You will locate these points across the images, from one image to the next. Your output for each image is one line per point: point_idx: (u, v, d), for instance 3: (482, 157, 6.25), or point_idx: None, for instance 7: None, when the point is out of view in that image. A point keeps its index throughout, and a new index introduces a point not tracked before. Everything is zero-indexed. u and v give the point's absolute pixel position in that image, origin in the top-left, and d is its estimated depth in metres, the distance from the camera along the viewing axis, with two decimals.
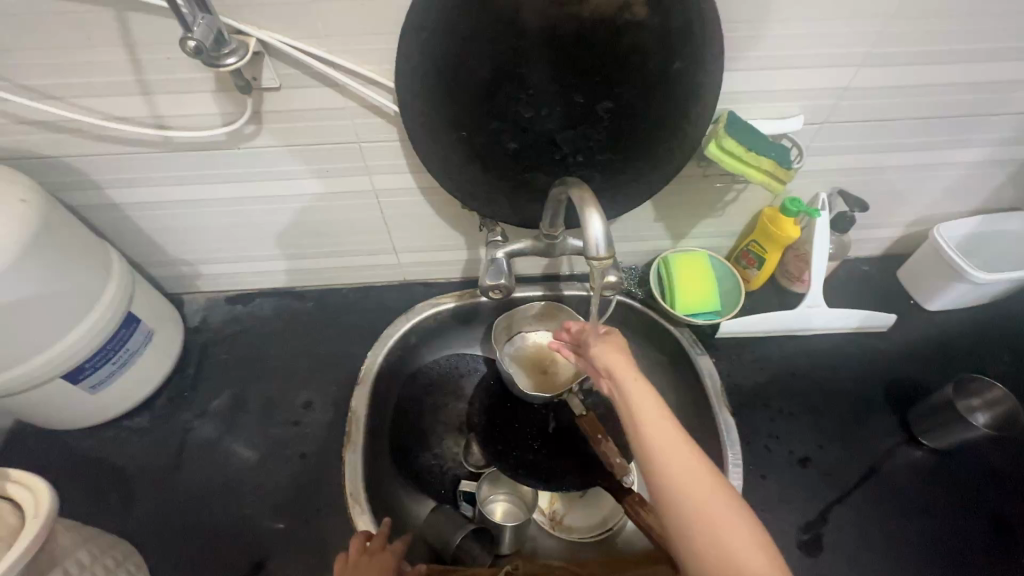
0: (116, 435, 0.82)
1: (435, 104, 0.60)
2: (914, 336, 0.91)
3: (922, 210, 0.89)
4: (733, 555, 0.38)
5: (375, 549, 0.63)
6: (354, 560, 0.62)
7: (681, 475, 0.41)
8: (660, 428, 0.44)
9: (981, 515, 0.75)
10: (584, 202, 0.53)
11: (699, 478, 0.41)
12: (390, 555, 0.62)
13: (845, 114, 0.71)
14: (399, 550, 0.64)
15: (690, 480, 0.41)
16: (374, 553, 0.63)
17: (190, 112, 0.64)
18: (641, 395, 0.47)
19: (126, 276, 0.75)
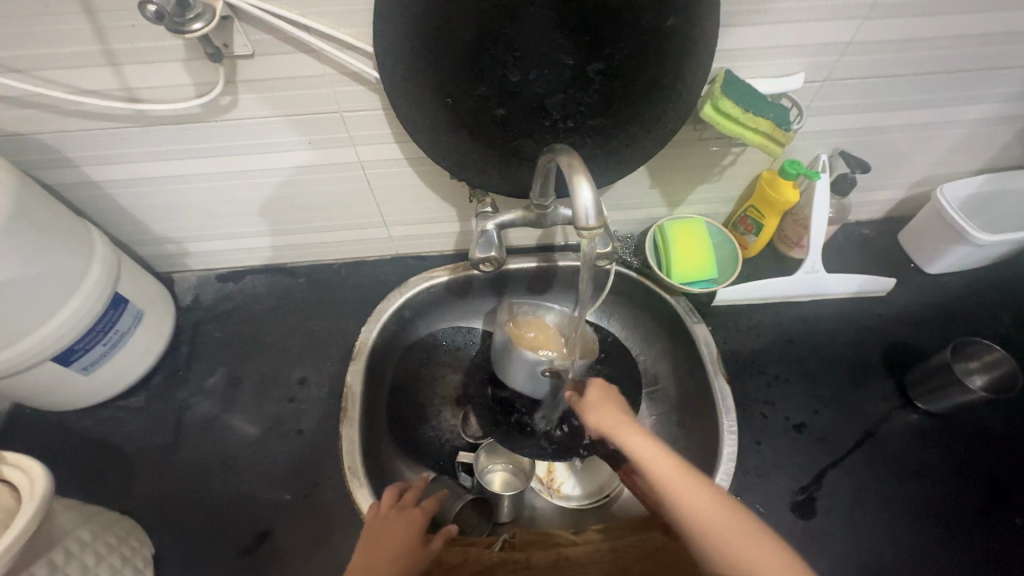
0: (114, 415, 0.82)
1: (418, 70, 0.57)
2: (913, 301, 0.90)
3: (925, 170, 0.87)
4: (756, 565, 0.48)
5: (406, 505, 0.67)
6: (384, 512, 0.66)
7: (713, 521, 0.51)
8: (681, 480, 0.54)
9: (976, 477, 0.76)
10: (573, 170, 0.51)
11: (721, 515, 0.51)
12: (418, 512, 0.65)
13: (848, 71, 0.67)
14: (428, 508, 0.67)
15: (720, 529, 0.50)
16: (403, 508, 0.67)
17: (162, 83, 0.61)
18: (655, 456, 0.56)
19: (111, 257, 0.73)
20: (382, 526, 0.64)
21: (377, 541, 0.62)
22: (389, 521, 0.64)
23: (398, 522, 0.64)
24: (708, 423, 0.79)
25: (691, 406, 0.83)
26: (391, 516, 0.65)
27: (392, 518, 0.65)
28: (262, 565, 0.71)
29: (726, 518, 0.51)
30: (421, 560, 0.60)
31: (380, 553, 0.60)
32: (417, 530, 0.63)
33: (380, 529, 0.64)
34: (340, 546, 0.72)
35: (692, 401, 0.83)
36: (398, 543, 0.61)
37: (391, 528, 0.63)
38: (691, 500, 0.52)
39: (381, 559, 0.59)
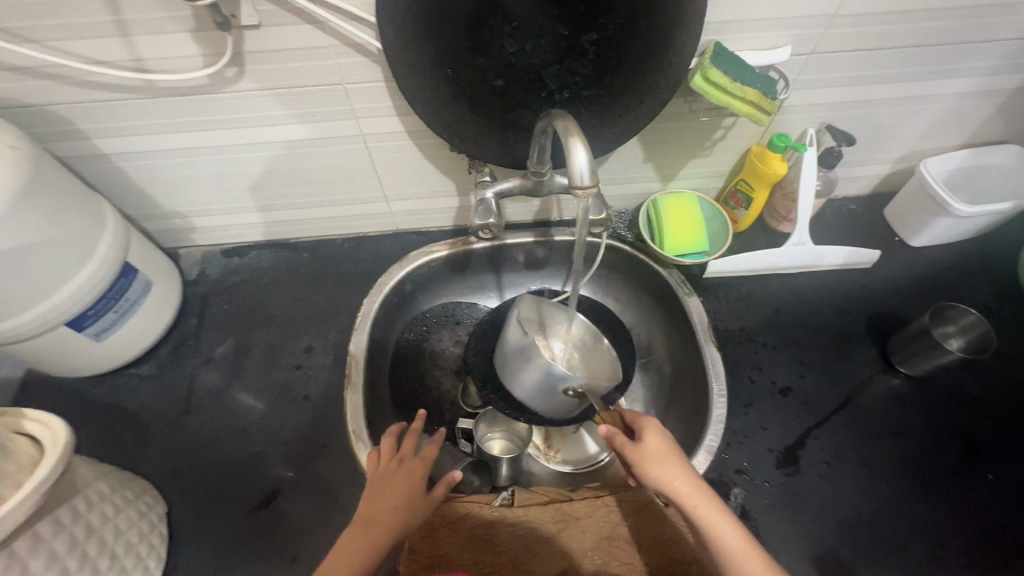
0: (125, 382, 0.85)
1: (419, 41, 0.59)
2: (896, 272, 0.93)
3: (910, 145, 0.90)
4: None
5: (409, 457, 0.67)
6: (386, 463, 0.67)
7: None
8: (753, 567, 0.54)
9: (952, 436, 0.79)
10: (568, 132, 0.53)
11: None
12: (419, 462, 0.66)
13: (832, 44, 0.70)
14: (429, 458, 0.67)
15: None
16: (403, 458, 0.67)
17: (171, 55, 0.64)
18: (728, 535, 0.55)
19: (121, 227, 0.76)
20: (385, 476, 0.65)
21: (382, 492, 0.63)
22: (392, 474, 0.65)
23: (401, 472, 0.65)
24: (700, 389, 0.82)
25: (684, 373, 0.86)
26: (395, 466, 0.66)
27: (395, 469, 0.66)
28: (272, 521, 0.74)
29: None
30: (424, 506, 0.64)
31: (387, 505, 0.62)
32: (420, 481, 0.65)
33: (385, 478, 0.65)
34: (347, 503, 0.75)
35: (685, 367, 0.86)
36: (401, 493, 0.63)
37: (394, 478, 0.64)
38: None
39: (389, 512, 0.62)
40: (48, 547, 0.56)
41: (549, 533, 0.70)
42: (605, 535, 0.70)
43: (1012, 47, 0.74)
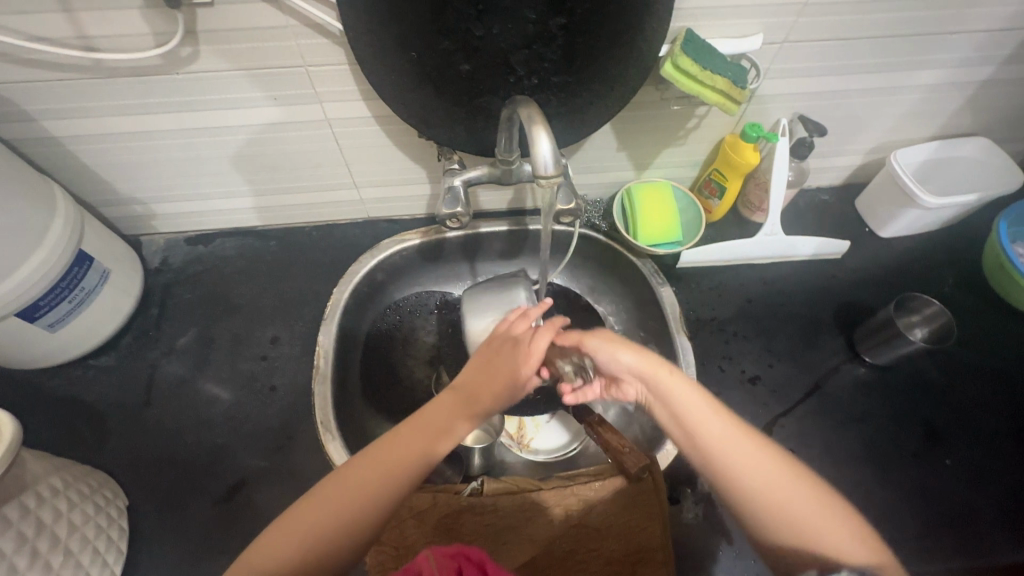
0: (83, 373, 0.82)
1: (381, 21, 0.57)
2: (865, 262, 0.94)
3: (881, 136, 0.90)
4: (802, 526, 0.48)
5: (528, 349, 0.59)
6: (498, 344, 0.62)
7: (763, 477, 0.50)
8: (717, 423, 0.53)
9: (914, 423, 0.81)
10: (532, 120, 0.52)
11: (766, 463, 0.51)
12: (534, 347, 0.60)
13: (804, 33, 0.69)
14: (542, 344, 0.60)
15: (772, 487, 0.50)
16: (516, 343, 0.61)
17: (119, 32, 0.60)
18: (687, 394, 0.55)
19: (74, 214, 0.73)
20: (493, 356, 0.60)
21: (478, 393, 0.57)
22: (500, 353, 0.60)
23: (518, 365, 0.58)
24: None
25: None
26: (507, 356, 0.59)
27: (506, 352, 0.60)
28: (238, 513, 0.73)
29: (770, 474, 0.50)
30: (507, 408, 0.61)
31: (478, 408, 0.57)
32: (524, 369, 0.59)
33: (493, 358, 0.60)
34: None
35: (657, 357, 0.86)
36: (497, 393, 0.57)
37: (501, 374, 0.58)
38: (734, 448, 0.52)
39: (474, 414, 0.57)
40: None
41: (516, 520, 0.70)
42: (571, 522, 0.70)
43: (981, 39, 0.74)
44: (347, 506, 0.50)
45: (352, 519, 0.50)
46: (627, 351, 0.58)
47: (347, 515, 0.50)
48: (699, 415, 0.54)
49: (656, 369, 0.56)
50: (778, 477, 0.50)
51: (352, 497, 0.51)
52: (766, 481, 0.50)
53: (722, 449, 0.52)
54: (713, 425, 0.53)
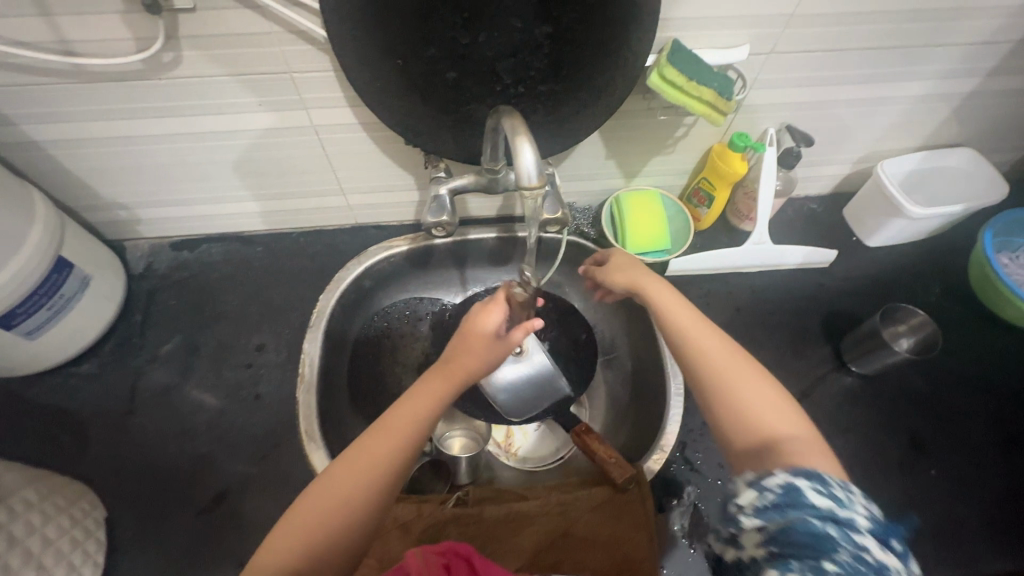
0: (63, 381, 0.81)
1: (365, 29, 0.56)
2: (853, 272, 0.95)
3: (868, 146, 0.91)
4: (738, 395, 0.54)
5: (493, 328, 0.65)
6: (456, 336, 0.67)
7: (730, 371, 0.55)
8: (696, 325, 0.61)
9: (900, 433, 0.81)
10: (515, 131, 0.52)
11: (730, 356, 0.57)
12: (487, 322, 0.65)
13: (790, 44, 0.70)
14: (494, 314, 0.65)
15: (727, 370, 0.56)
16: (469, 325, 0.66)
17: (99, 37, 0.60)
18: (679, 306, 0.64)
19: (53, 220, 0.71)
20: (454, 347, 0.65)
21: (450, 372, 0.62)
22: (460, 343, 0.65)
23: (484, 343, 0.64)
24: (658, 387, 0.82)
25: (644, 371, 0.86)
26: (475, 334, 0.64)
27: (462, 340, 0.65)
28: (220, 524, 0.72)
29: (728, 361, 0.57)
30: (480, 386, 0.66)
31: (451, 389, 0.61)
32: (487, 343, 0.64)
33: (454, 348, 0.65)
34: None
35: (645, 366, 0.86)
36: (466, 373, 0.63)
37: (468, 354, 0.63)
38: (707, 342, 0.59)
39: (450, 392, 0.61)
40: None
41: (502, 532, 0.69)
42: (558, 533, 0.69)
43: (965, 52, 0.75)
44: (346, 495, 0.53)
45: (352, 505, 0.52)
46: (626, 273, 0.71)
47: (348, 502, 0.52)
48: (680, 315, 0.63)
49: (650, 285, 0.68)
50: (736, 364, 0.56)
51: (349, 482, 0.53)
52: (724, 367, 0.56)
53: (701, 340, 0.59)
54: (694, 327, 0.61)
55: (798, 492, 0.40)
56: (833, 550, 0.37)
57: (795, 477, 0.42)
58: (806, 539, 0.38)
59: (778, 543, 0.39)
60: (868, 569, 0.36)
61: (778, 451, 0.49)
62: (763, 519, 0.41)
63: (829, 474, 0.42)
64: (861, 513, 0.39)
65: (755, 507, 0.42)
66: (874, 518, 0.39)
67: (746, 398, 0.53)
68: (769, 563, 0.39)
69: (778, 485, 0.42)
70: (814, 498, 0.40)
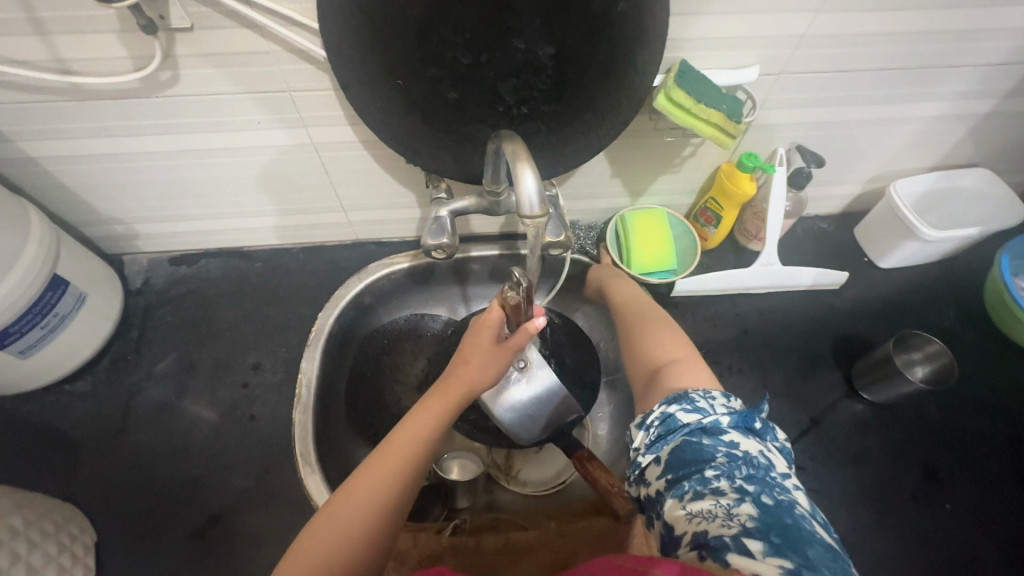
0: (57, 399, 0.80)
1: (364, 50, 0.55)
2: (864, 294, 0.92)
3: (880, 166, 0.88)
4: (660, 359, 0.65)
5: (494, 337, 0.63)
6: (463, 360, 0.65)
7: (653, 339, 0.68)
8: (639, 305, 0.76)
9: (913, 463, 0.79)
10: (516, 157, 0.50)
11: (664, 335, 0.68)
12: (486, 330, 0.63)
13: (801, 65, 0.68)
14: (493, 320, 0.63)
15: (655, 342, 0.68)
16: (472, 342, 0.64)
17: (95, 56, 0.59)
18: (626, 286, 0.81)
19: (49, 237, 0.70)
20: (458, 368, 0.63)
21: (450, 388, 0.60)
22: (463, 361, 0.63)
23: (487, 355, 0.62)
24: None
25: None
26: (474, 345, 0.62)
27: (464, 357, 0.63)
28: (212, 549, 0.71)
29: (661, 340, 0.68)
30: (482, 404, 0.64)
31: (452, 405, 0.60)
32: (486, 350, 0.62)
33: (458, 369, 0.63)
34: (293, 530, 0.72)
35: None
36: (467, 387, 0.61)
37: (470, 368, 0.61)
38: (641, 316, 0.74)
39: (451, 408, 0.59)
40: None
41: (497, 562, 0.66)
42: (555, 566, 0.64)
43: (982, 73, 0.72)
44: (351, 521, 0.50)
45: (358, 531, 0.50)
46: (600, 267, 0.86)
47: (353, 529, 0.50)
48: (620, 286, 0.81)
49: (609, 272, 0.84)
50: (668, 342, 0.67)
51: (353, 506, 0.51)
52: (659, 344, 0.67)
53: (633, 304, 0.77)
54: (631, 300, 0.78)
55: (671, 418, 0.49)
56: (710, 456, 0.44)
57: (666, 408, 0.50)
58: (689, 455, 0.45)
59: (671, 470, 0.46)
60: (738, 460, 0.44)
61: (664, 372, 0.62)
62: (654, 452, 0.48)
63: (693, 392, 0.51)
64: (722, 415, 0.48)
65: (647, 444, 0.50)
66: (730, 412, 0.48)
67: (658, 346, 0.67)
68: (670, 488, 0.45)
69: (657, 419, 0.51)
70: (683, 416, 0.49)
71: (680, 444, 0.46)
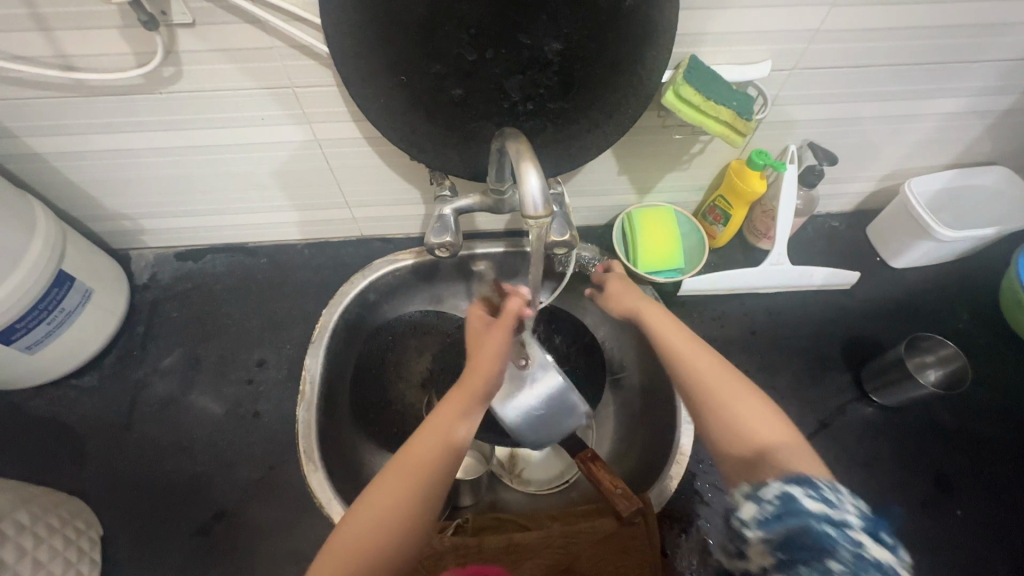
0: (64, 394, 0.80)
1: (367, 45, 0.54)
2: (876, 294, 0.90)
3: (894, 164, 0.86)
4: (743, 420, 0.53)
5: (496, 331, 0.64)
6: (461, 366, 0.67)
7: (718, 383, 0.56)
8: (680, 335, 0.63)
9: (923, 469, 0.77)
10: (521, 156, 0.49)
11: (729, 381, 0.56)
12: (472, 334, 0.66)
13: (815, 60, 0.66)
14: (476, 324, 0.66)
15: (719, 389, 0.56)
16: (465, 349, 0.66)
17: (99, 51, 0.58)
18: (653, 308, 0.68)
19: (54, 233, 0.71)
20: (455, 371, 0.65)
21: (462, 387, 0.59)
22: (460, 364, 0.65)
23: (492, 349, 0.62)
24: (667, 414, 0.79)
25: (653, 396, 0.83)
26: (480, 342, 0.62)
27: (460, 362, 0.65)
28: (216, 545, 0.71)
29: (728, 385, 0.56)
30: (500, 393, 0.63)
31: (469, 403, 0.58)
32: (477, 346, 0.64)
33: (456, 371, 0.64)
34: (297, 527, 0.73)
35: (654, 389, 0.83)
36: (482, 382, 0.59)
37: (480, 364, 0.61)
38: (687, 349, 0.61)
39: (468, 406, 0.58)
40: None
41: (503, 562, 0.66)
42: (560, 567, 0.66)
43: (1003, 68, 0.70)
44: (378, 532, 0.51)
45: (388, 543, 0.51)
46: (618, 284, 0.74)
47: (383, 539, 0.50)
48: (647, 309, 0.68)
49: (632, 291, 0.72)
50: (742, 393, 0.55)
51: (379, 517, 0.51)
52: (728, 394, 0.55)
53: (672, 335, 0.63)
54: (666, 327, 0.65)
55: (795, 501, 0.41)
56: (835, 553, 0.38)
57: (789, 487, 0.43)
58: (810, 540, 0.39)
59: (784, 553, 0.39)
60: (872, 565, 0.37)
61: (773, 460, 0.49)
62: (767, 532, 0.41)
63: (822, 480, 0.43)
64: (852, 512, 0.40)
65: (755, 520, 0.42)
66: (864, 511, 0.40)
67: (743, 417, 0.53)
68: (780, 570, 0.40)
69: (774, 494, 0.43)
70: (809, 503, 0.41)
71: (801, 531, 0.40)
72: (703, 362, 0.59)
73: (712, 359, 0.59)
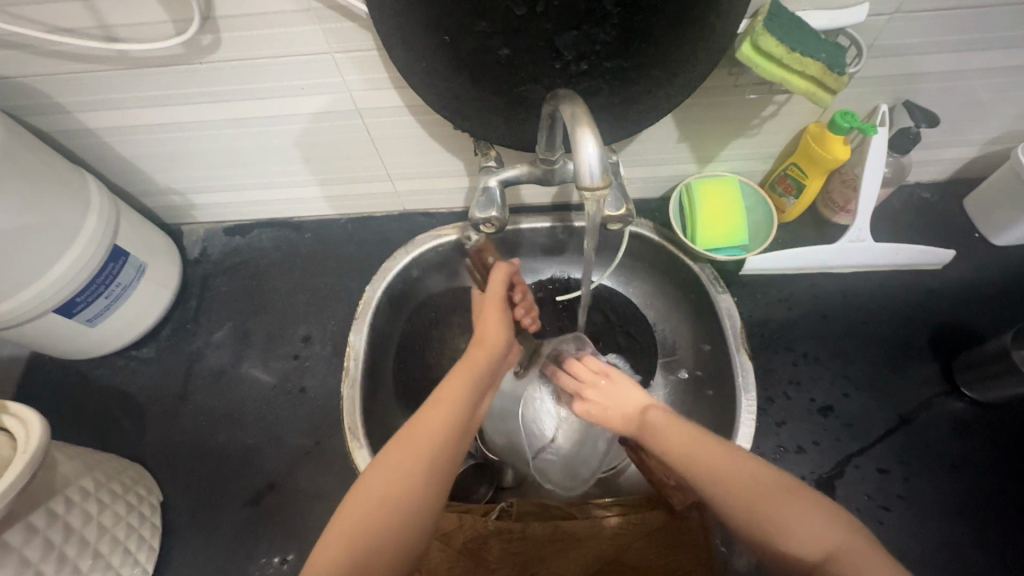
0: (126, 364, 0.84)
1: (408, 2, 0.49)
2: (971, 276, 0.80)
3: (1008, 125, 0.74)
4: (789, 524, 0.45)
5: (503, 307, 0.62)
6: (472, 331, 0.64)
7: (740, 477, 0.49)
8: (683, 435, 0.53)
9: (1021, 474, 0.69)
10: (576, 119, 0.44)
11: (746, 470, 0.49)
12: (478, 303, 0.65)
13: (923, 1, 0.56)
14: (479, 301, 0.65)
15: (748, 487, 0.48)
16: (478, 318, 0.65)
17: (138, 21, 0.57)
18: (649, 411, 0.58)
19: (107, 209, 0.72)
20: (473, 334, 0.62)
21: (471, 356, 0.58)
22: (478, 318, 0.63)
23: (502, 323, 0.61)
24: (726, 402, 0.73)
25: (710, 382, 0.77)
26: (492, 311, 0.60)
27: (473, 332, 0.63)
28: (266, 516, 0.73)
29: (758, 482, 0.48)
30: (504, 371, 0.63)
31: (477, 374, 0.57)
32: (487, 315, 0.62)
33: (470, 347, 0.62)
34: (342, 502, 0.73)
35: (712, 375, 0.77)
36: (489, 357, 0.59)
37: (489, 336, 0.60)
38: (691, 445, 0.52)
39: (479, 377, 0.56)
40: (18, 555, 0.54)
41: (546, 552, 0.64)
42: (607, 558, 0.63)
43: None
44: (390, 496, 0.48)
45: (408, 505, 0.48)
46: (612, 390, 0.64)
47: (403, 500, 0.47)
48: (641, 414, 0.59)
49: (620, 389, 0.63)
50: (772, 487, 0.48)
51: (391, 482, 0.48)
52: (763, 491, 0.48)
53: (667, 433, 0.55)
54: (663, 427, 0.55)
55: None
56: None
57: None
58: None
59: None
60: None
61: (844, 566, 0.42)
62: None
63: None
64: None
65: None
66: None
67: (770, 508, 0.47)
68: None
69: None
70: None
71: None
72: (714, 460, 0.51)
73: (744, 469, 0.49)
